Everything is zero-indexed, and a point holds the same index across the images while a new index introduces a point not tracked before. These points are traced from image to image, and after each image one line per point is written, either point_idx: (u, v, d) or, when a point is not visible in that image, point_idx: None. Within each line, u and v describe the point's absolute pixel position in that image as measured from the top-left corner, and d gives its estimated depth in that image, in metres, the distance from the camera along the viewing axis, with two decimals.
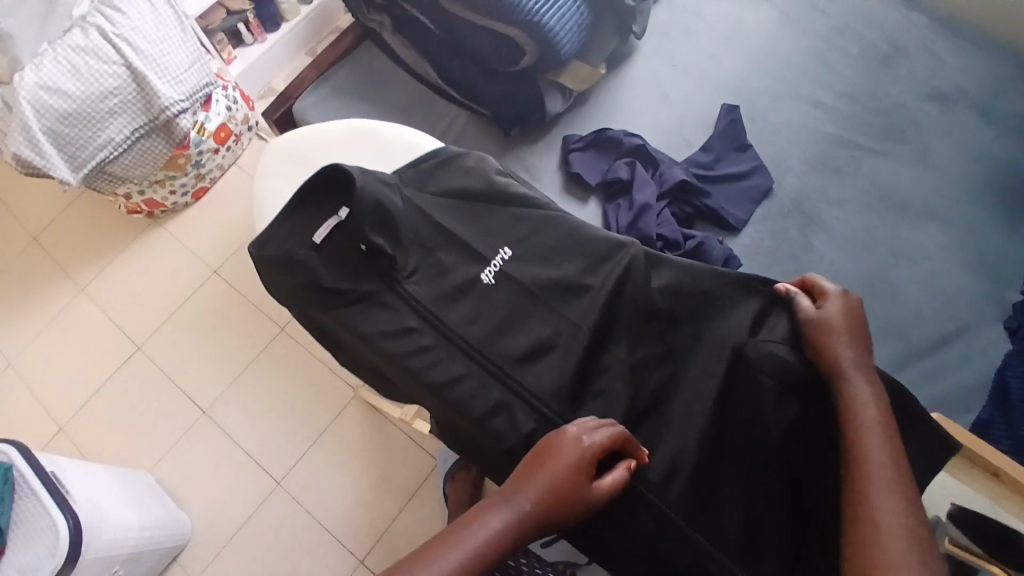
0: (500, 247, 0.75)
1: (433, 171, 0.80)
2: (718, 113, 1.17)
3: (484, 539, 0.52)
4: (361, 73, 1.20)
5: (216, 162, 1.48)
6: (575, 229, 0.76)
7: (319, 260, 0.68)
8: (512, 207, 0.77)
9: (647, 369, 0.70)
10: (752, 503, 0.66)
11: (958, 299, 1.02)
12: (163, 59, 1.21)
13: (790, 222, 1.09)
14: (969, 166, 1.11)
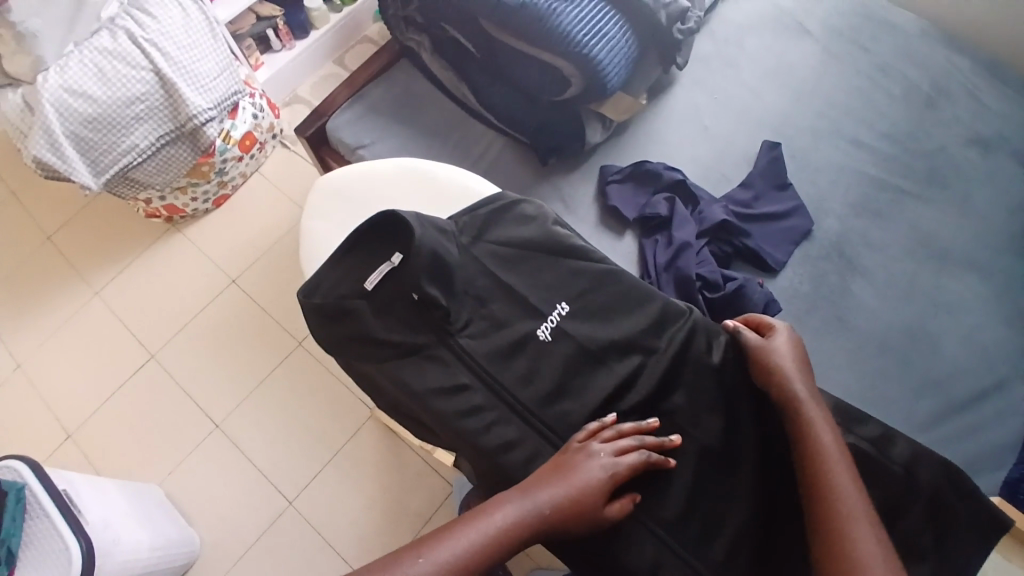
0: (557, 302, 0.76)
1: (491, 218, 0.80)
2: (759, 150, 1.14)
3: (495, 532, 0.59)
4: (396, 93, 1.20)
5: (238, 171, 1.46)
6: (636, 287, 0.77)
7: (373, 307, 0.71)
8: (571, 261, 0.78)
9: (710, 442, 0.70)
10: None
11: (998, 354, 0.98)
12: (193, 66, 1.18)
13: (830, 266, 1.07)
14: (1009, 214, 1.07)
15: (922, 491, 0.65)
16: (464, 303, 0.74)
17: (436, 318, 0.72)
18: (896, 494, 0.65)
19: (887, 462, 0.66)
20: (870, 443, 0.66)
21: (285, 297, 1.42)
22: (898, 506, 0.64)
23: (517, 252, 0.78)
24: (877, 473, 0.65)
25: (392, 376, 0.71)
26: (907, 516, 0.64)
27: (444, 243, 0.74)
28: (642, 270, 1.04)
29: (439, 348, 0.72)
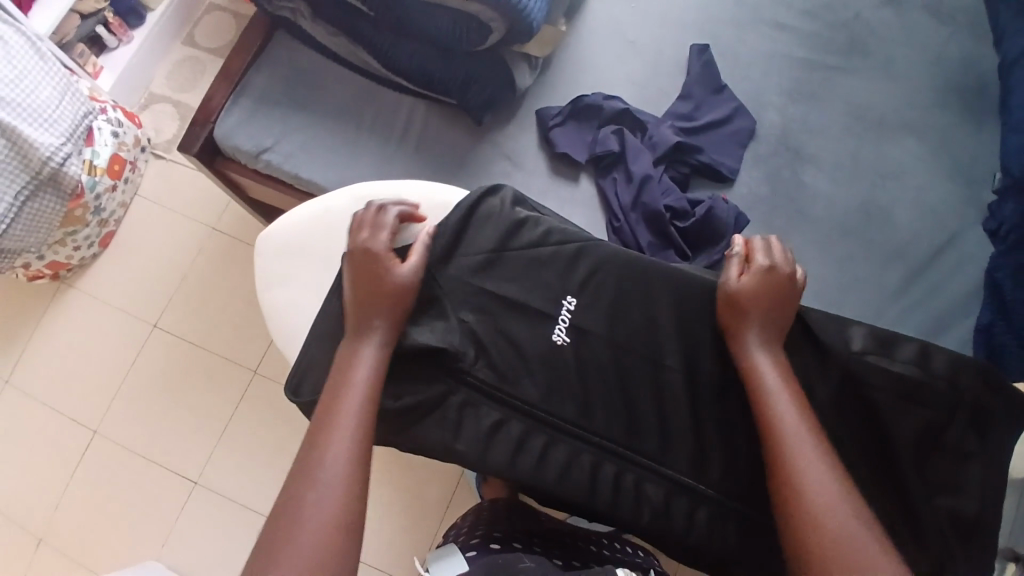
0: (562, 297, 0.78)
1: (462, 226, 0.80)
2: (689, 55, 1.10)
3: (362, 412, 0.63)
4: (284, 72, 1.01)
5: (116, 201, 1.30)
6: (637, 265, 0.78)
7: None
8: (555, 245, 0.80)
9: None
10: (891, 514, 0.72)
11: (944, 211, 1.03)
12: (28, 100, 1.04)
13: (780, 161, 1.06)
14: (931, 69, 1.10)
15: (965, 399, 0.73)
16: (465, 338, 0.77)
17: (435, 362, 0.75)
18: (941, 409, 0.73)
19: (933, 378, 0.74)
20: (913, 365, 0.74)
21: (223, 326, 1.29)
22: (945, 419, 0.73)
23: (493, 261, 0.79)
24: (926, 394, 0.73)
25: (430, 437, 0.74)
26: (951, 427, 0.73)
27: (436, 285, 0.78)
28: (607, 214, 1.00)
29: (460, 391, 0.75)
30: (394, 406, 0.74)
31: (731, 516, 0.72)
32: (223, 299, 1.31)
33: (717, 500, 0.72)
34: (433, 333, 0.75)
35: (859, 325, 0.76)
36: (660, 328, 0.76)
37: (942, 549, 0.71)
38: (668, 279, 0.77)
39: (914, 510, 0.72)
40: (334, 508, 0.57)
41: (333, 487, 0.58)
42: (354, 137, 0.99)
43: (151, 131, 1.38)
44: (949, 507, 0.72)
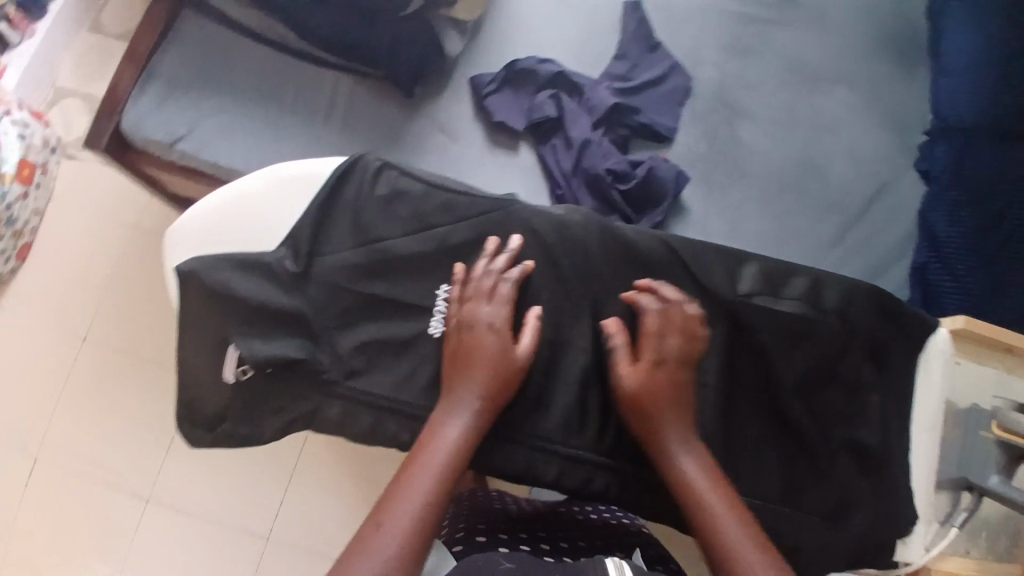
0: (437, 286, 0.74)
1: (323, 213, 0.74)
2: (622, 14, 1.07)
3: (424, 498, 0.58)
4: (194, 54, 0.95)
5: (30, 209, 1.21)
6: (523, 224, 0.75)
7: (238, 402, 0.72)
8: (434, 215, 0.75)
9: None
10: (789, 452, 0.73)
11: (879, 157, 1.04)
12: None
13: (717, 117, 1.05)
14: (860, 15, 1.10)
15: (858, 328, 0.73)
16: (353, 350, 0.72)
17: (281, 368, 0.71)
18: (834, 345, 0.73)
19: (824, 313, 0.73)
20: (802, 302, 0.73)
21: (156, 332, 1.22)
22: (837, 352, 0.73)
23: (361, 251, 0.74)
24: (816, 329, 0.73)
25: None
26: (844, 359, 0.73)
27: (268, 290, 0.72)
28: (549, 182, 0.97)
29: (333, 402, 0.72)
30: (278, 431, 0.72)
31: (634, 479, 0.72)
32: (153, 303, 1.23)
33: (612, 464, 0.72)
34: (283, 347, 0.71)
35: (750, 265, 0.74)
36: (552, 292, 0.74)
37: (837, 476, 0.73)
38: (550, 239, 0.74)
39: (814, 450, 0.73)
40: None
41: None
42: (276, 118, 0.94)
43: (64, 131, 1.28)
44: (851, 438, 0.73)
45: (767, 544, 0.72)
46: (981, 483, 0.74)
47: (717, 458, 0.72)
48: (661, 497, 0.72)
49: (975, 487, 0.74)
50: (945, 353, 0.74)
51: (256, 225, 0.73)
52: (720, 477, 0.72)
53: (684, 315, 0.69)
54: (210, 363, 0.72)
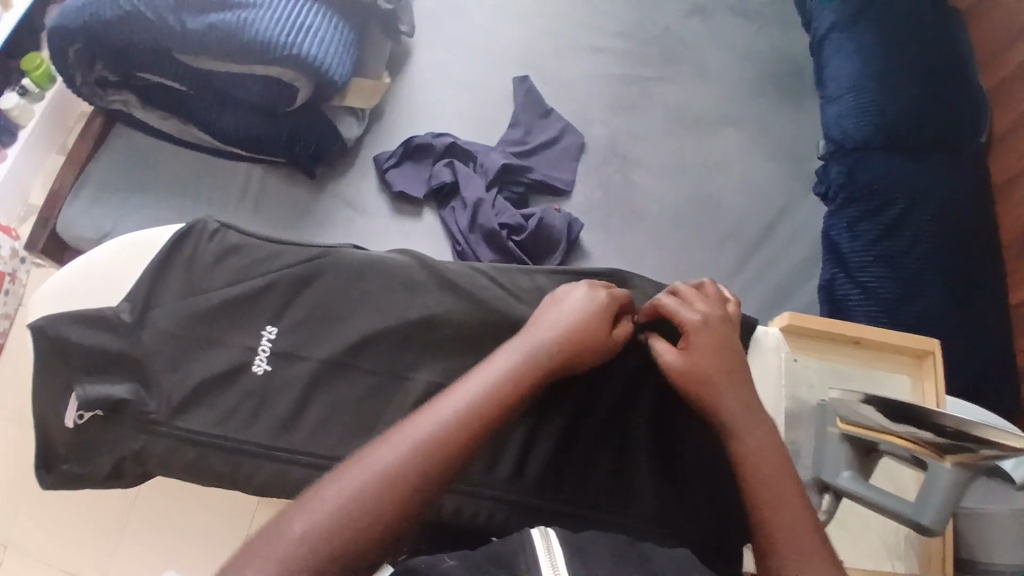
0: (264, 328, 0.75)
1: (157, 273, 0.75)
2: (513, 87, 1.17)
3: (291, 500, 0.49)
4: (122, 158, 1.06)
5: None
6: (353, 265, 0.76)
7: (71, 448, 0.72)
8: (269, 265, 0.76)
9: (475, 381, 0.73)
10: (619, 459, 0.73)
11: (769, 189, 1.11)
12: None
13: (610, 167, 1.12)
14: (741, 67, 1.20)
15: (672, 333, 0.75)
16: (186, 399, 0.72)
17: (92, 417, 0.72)
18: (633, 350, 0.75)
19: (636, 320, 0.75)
20: None
21: None
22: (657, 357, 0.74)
23: (187, 302, 0.75)
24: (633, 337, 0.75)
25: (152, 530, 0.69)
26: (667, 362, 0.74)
27: (97, 341, 0.72)
28: (451, 240, 1.04)
29: (156, 442, 0.71)
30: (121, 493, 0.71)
31: (441, 493, 0.71)
32: None
33: None
34: (112, 386, 0.71)
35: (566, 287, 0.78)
36: (379, 324, 0.74)
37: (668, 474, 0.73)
38: (370, 278, 0.76)
39: (630, 457, 0.73)
40: None
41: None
42: (197, 206, 1.04)
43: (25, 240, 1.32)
44: (660, 444, 0.74)
45: None
46: (833, 483, 0.74)
47: (540, 470, 0.72)
48: (473, 509, 0.71)
49: (831, 487, 0.75)
50: (777, 349, 0.81)
51: (106, 284, 0.76)
52: (532, 484, 0.72)
53: (710, 313, 0.64)
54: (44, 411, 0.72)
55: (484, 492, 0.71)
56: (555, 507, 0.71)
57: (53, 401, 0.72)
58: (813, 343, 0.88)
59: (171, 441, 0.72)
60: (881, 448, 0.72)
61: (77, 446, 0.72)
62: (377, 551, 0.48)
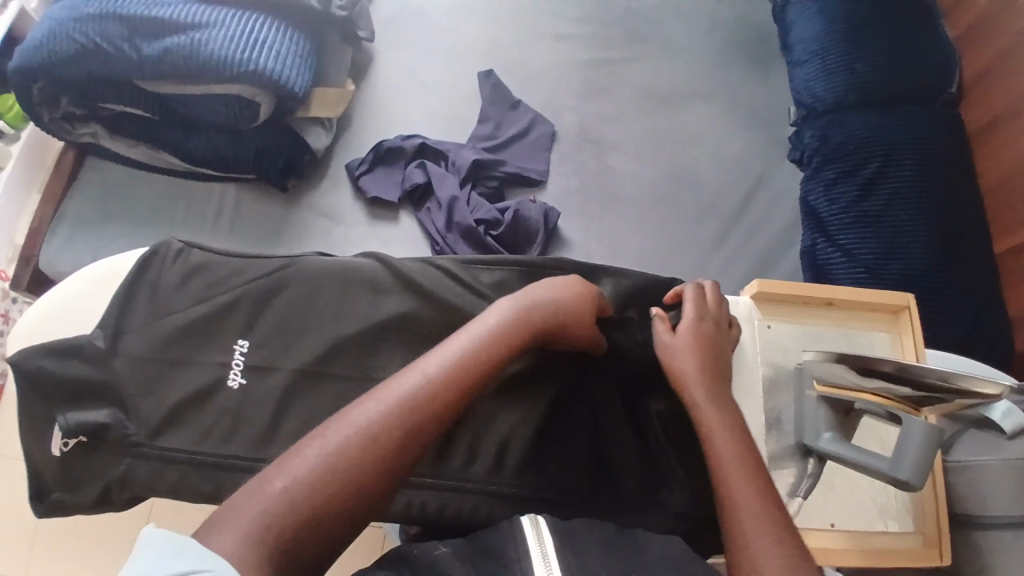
0: (361, 310, 0.80)
1: (253, 257, 0.83)
2: None
3: (337, 439, 0.52)
4: None
5: (127, 227, 1.25)
6: (439, 272, 0.82)
7: (181, 404, 0.77)
8: (354, 262, 0.83)
9: (545, 376, 0.79)
10: (655, 467, 0.78)
11: None
12: (209, 20, 1.14)
13: None
14: None
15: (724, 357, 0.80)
16: (302, 364, 0.78)
17: (216, 367, 0.78)
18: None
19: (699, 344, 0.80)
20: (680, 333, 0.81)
21: None
22: None
23: (196, 307, 0.80)
24: None
25: None
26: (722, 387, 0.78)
27: (194, 312, 0.80)
28: None
29: (266, 407, 0.77)
30: (229, 456, 0.75)
31: (475, 475, 0.76)
32: None
33: (473, 459, 0.76)
34: (230, 353, 0.78)
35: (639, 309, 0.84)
36: (460, 316, 0.80)
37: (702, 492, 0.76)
38: (451, 277, 0.82)
39: (661, 460, 0.78)
40: (277, 501, 0.49)
41: (275, 504, 0.48)
42: None
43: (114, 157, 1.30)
44: (697, 454, 0.78)
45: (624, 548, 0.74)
46: (815, 445, 0.73)
47: (587, 468, 0.76)
48: (469, 509, 0.75)
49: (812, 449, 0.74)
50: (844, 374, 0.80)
51: (82, 311, 0.81)
52: (552, 481, 0.75)
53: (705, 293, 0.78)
54: (164, 363, 0.78)
55: (483, 493, 0.75)
56: (589, 502, 0.75)
57: (179, 352, 0.79)
58: (912, 346, 0.83)
59: (284, 397, 0.77)
60: (856, 408, 0.71)
61: (185, 403, 0.77)
62: (374, 498, 0.52)
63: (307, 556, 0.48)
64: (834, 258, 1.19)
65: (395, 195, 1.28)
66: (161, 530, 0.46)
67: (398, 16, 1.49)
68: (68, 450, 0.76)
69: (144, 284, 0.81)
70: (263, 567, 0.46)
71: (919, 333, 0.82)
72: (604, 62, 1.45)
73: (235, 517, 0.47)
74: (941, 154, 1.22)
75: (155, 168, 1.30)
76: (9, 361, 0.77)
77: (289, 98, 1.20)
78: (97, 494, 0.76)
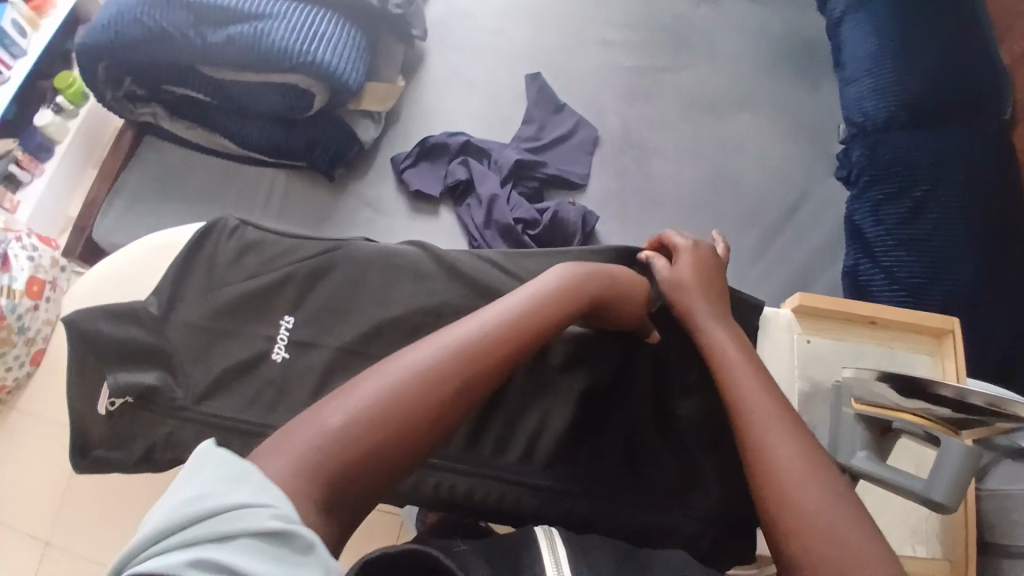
0: (404, 295, 0.82)
1: (303, 236, 0.86)
2: None
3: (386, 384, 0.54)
4: None
5: (179, 204, 1.29)
6: (481, 264, 0.84)
7: (226, 374, 0.79)
8: (400, 249, 0.85)
9: (580, 373, 0.81)
10: (685, 473, 0.77)
11: None
12: (272, 10, 1.19)
13: None
14: None
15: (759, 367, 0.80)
16: (345, 344, 0.80)
17: (262, 340, 0.81)
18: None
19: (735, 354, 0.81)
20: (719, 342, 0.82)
21: None
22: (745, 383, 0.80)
23: (246, 281, 0.83)
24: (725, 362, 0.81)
25: None
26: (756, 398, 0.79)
27: (243, 285, 0.83)
28: None
29: (308, 383, 0.79)
30: (269, 428, 0.77)
31: (506, 462, 0.77)
32: None
33: (505, 447, 0.78)
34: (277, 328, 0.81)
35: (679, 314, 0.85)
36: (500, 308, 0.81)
37: (730, 503, 0.76)
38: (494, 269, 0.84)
39: (691, 463, 0.78)
40: (328, 437, 0.51)
41: (326, 441, 0.51)
42: None
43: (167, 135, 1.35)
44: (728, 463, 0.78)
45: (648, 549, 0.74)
46: (847, 463, 0.72)
47: (615, 466, 0.77)
48: (496, 495, 0.76)
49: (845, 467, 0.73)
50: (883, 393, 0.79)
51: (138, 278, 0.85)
52: (580, 477, 0.76)
53: (699, 244, 0.82)
54: (214, 332, 0.81)
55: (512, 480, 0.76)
56: (615, 499, 0.75)
57: (228, 323, 0.82)
58: (956, 369, 0.82)
59: (324, 373, 0.79)
60: (894, 427, 0.70)
61: (231, 372, 0.79)
62: (416, 442, 0.53)
63: (349, 488, 0.51)
64: (876, 279, 1.18)
65: (437, 189, 1.31)
66: (221, 458, 0.48)
67: (450, 16, 1.52)
68: (115, 409, 0.80)
69: (199, 258, 0.84)
70: (311, 493, 0.49)
71: (963, 356, 0.81)
72: (651, 70, 1.46)
73: (292, 442, 0.51)
74: (991, 179, 1.20)
75: (209, 151, 1.35)
76: (64, 321, 0.81)
77: (343, 89, 1.24)
78: (141, 454, 0.79)
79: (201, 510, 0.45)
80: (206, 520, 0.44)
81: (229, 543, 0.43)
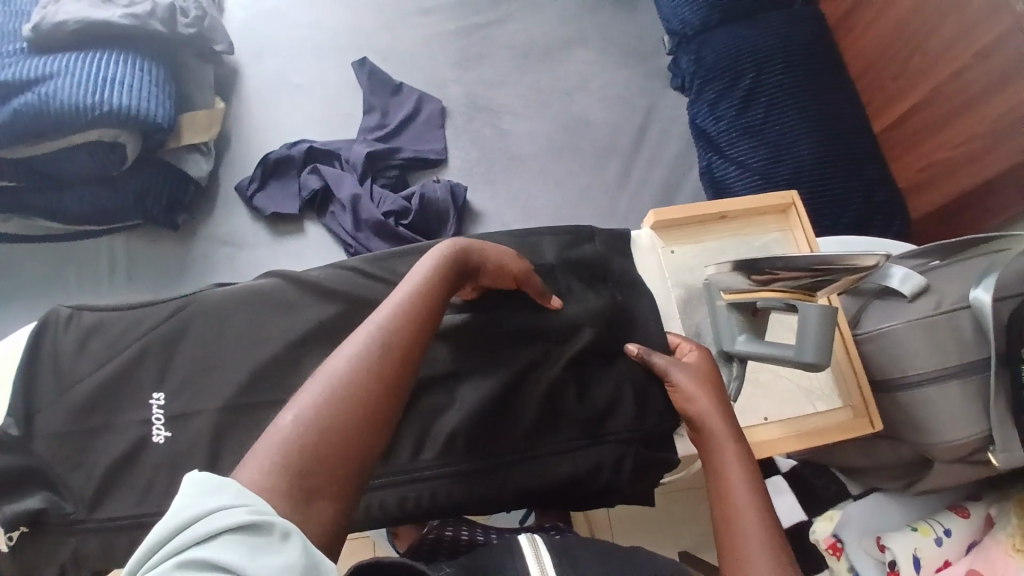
0: (273, 331, 0.78)
1: (147, 303, 0.80)
2: None
3: (319, 399, 0.53)
4: None
5: (20, 301, 1.17)
6: (341, 277, 0.81)
7: (111, 470, 0.74)
8: (252, 286, 0.81)
9: (489, 344, 0.80)
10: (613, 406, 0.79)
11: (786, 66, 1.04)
12: (50, 71, 1.06)
13: None
14: None
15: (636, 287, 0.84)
16: (226, 402, 0.76)
17: (136, 426, 0.75)
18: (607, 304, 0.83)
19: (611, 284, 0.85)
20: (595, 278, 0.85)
21: None
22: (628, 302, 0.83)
23: (97, 371, 0.77)
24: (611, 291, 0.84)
25: None
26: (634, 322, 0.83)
27: (97, 376, 0.77)
28: None
29: (201, 453, 0.74)
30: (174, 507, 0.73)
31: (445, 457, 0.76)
32: None
33: (440, 438, 0.76)
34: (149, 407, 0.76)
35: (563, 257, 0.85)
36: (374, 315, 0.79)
37: (654, 424, 0.79)
38: (358, 275, 0.82)
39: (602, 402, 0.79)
40: (278, 459, 0.50)
41: (281, 460, 0.50)
42: None
43: None
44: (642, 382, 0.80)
45: (589, 484, 0.77)
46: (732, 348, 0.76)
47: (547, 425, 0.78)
48: (442, 491, 0.75)
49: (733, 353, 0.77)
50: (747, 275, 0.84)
51: None
52: (517, 443, 0.77)
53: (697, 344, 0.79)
54: (82, 431, 0.75)
55: (455, 470, 0.75)
56: (554, 455, 0.77)
57: (96, 418, 0.76)
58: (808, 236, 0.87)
59: (214, 439, 0.75)
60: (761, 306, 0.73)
61: (113, 467, 0.74)
62: (374, 430, 0.54)
63: (326, 475, 0.51)
64: (730, 172, 1.23)
65: (295, 206, 1.24)
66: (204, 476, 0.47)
67: (256, 22, 1.43)
68: (14, 542, 0.72)
69: (41, 359, 0.77)
70: (287, 489, 0.49)
71: (809, 221, 0.86)
72: (475, 27, 1.43)
73: (260, 451, 0.51)
74: (806, 53, 1.27)
75: (36, 236, 1.21)
76: None
77: (156, 131, 1.14)
78: None
79: (186, 516, 0.43)
80: (192, 527, 0.43)
81: (211, 544, 0.42)
